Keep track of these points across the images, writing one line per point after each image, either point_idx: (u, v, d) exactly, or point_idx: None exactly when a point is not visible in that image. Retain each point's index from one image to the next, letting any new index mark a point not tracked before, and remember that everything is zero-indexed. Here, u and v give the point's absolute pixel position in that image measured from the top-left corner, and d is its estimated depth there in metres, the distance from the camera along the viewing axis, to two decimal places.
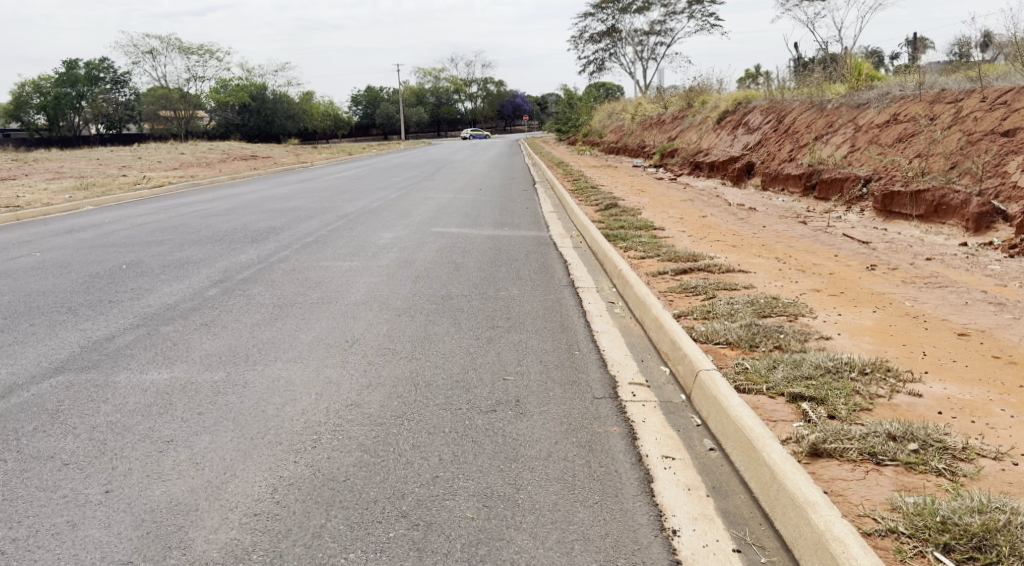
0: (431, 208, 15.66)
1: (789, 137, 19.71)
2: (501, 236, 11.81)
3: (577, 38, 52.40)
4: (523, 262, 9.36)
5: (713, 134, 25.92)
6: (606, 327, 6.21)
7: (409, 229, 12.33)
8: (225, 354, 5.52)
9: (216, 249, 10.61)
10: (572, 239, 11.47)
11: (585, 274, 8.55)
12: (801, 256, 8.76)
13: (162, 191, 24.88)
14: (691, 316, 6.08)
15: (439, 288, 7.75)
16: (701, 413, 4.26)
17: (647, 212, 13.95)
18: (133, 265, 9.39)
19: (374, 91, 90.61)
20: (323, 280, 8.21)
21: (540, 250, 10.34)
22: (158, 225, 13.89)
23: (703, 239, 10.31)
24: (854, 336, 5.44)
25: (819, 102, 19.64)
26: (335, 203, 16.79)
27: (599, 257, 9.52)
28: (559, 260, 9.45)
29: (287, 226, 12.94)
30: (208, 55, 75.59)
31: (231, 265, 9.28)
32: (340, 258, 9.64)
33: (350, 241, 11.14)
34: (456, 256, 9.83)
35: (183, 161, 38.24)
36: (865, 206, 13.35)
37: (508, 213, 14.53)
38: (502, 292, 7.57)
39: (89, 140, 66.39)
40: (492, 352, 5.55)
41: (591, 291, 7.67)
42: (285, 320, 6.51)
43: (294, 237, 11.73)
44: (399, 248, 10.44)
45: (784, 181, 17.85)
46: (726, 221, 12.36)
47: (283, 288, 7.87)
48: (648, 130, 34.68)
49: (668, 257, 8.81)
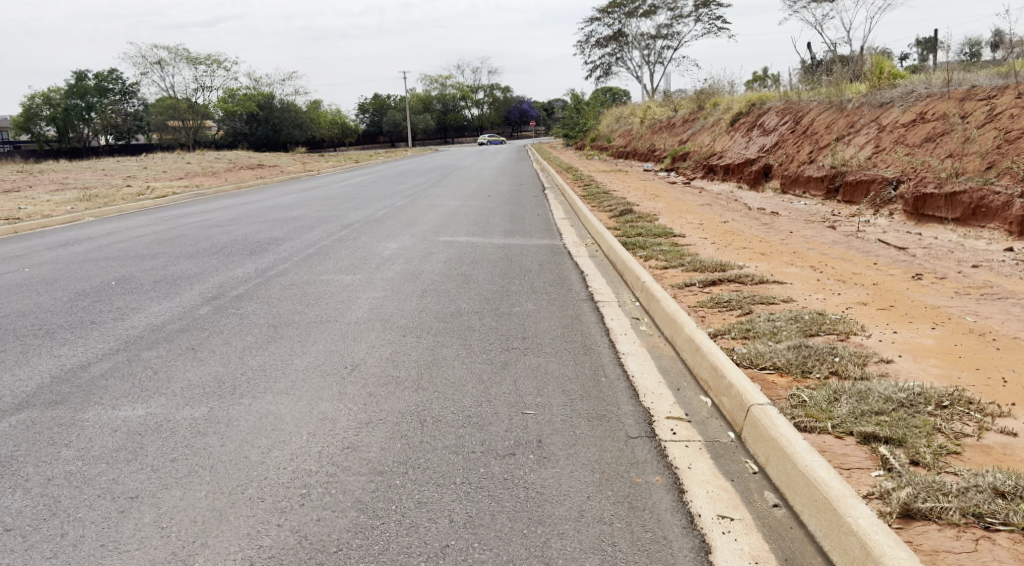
0: (439, 215, 15.06)
1: (808, 139, 19.04)
2: (513, 245, 11.20)
3: (584, 42, 51.90)
4: (537, 274, 8.75)
5: (727, 136, 25.26)
6: (633, 348, 5.61)
7: (416, 239, 11.73)
8: (210, 384, 4.92)
9: (212, 262, 10.02)
10: (588, 247, 10.85)
11: (605, 287, 7.94)
12: (838, 264, 8.12)
13: (165, 201, 24.34)
14: (729, 336, 5.47)
15: (449, 304, 7.15)
16: (756, 457, 3.68)
17: (665, 218, 13.34)
18: (122, 281, 8.80)
19: (381, 99, 90.39)
20: (323, 296, 7.61)
21: (554, 260, 9.75)
22: (155, 237, 13.30)
23: (729, 245, 9.67)
24: (918, 358, 4.83)
25: (839, 102, 18.98)
26: (340, 211, 16.21)
27: (617, 267, 8.91)
28: (575, 271, 8.84)
29: (289, 237, 12.35)
30: (215, 64, 75.36)
31: (227, 280, 8.68)
32: (342, 271, 9.03)
33: (354, 252, 10.55)
34: (465, 268, 9.23)
35: (189, 171, 37.74)
36: (894, 209, 12.70)
37: (519, 220, 13.93)
38: (516, 307, 6.97)
39: (97, 150, 66.16)
40: (506, 378, 4.95)
41: (612, 305, 7.05)
42: (280, 342, 5.91)
43: (295, 248, 11.14)
44: (406, 260, 9.83)
45: (805, 184, 17.21)
46: (750, 226, 11.72)
47: (280, 305, 7.27)
48: (658, 134, 34.01)
49: (694, 267, 8.19)
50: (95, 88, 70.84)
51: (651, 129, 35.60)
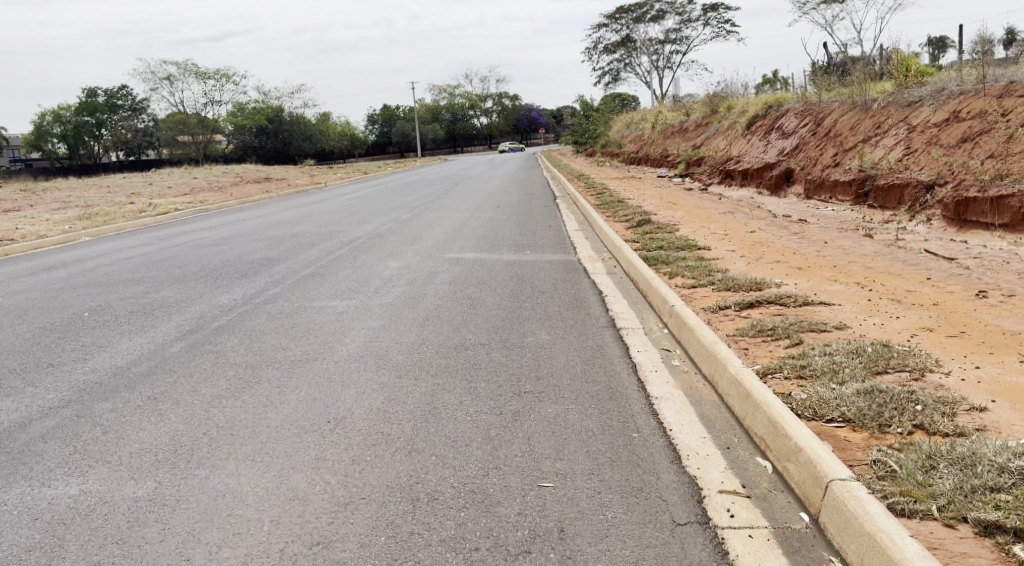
0: (445, 229, 14.26)
1: (832, 141, 18.16)
2: (523, 262, 10.39)
3: (592, 48, 51.25)
4: (551, 296, 7.94)
5: (743, 140, 24.38)
6: (667, 390, 4.77)
7: (419, 256, 10.94)
8: (164, 450, 4.14)
9: (198, 287, 9.23)
10: (605, 263, 10.03)
11: (627, 311, 7.10)
12: (888, 281, 7.28)
13: (166, 218, 23.62)
14: (782, 376, 4.61)
15: (452, 336, 6.33)
16: (844, 552, 2.99)
17: (685, 227, 12.50)
18: (96, 312, 8.02)
19: (390, 111, 90.00)
20: (312, 328, 6.80)
21: (569, 278, 8.94)
22: (145, 258, 12.53)
23: (760, 260, 8.84)
24: (1018, 404, 3.97)
25: (863, 103, 18.12)
26: (342, 227, 15.41)
27: (640, 286, 8.06)
28: (593, 293, 8.00)
29: (284, 256, 11.55)
30: (224, 79, 75.16)
31: (210, 309, 7.87)
32: (337, 296, 8.22)
33: (352, 273, 9.75)
34: (471, 289, 8.43)
35: (194, 186, 37.13)
36: (932, 215, 11.83)
37: (530, 233, 13.10)
38: (530, 338, 6.19)
39: (107, 167, 65.83)
40: (518, 432, 4.16)
41: (637, 335, 6.22)
42: (255, 387, 5.13)
43: (289, 269, 10.34)
44: (408, 281, 9.03)
45: (831, 189, 16.35)
46: (779, 236, 10.88)
47: (262, 340, 6.45)
48: (670, 140, 33.17)
49: (726, 286, 7.34)
50: (105, 106, 70.69)
51: (662, 135, 34.75)
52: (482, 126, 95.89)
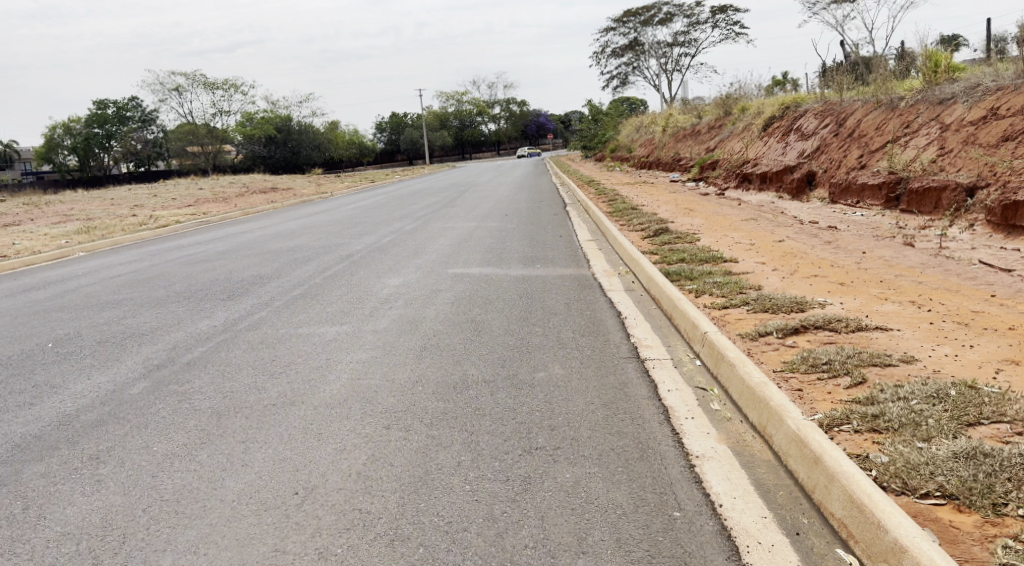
0: (450, 241, 13.46)
1: (857, 142, 17.31)
2: (533, 277, 9.57)
3: (600, 52, 50.59)
4: (564, 318, 7.12)
5: (759, 142, 23.51)
6: (709, 444, 3.98)
7: (422, 272, 10.14)
8: (90, 536, 3.37)
9: (180, 310, 8.42)
10: (622, 277, 9.22)
11: (651, 336, 6.28)
12: (947, 299, 6.47)
13: (164, 231, 22.77)
14: (852, 431, 3.81)
15: (454, 370, 5.52)
16: None
17: (706, 236, 11.72)
18: (61, 342, 7.21)
19: (398, 118, 89.48)
20: (296, 360, 6.00)
21: (585, 296, 8.14)
22: (131, 276, 11.71)
23: (796, 275, 8.04)
24: None
25: (889, 101, 17.32)
26: (342, 239, 14.60)
27: (664, 304, 7.25)
28: (611, 314, 7.17)
29: (277, 273, 10.74)
30: (233, 90, 74.71)
31: (187, 337, 7.06)
32: (329, 320, 7.42)
33: (348, 292, 8.95)
34: (476, 310, 7.61)
35: (199, 197, 36.38)
36: (975, 219, 11.03)
37: (541, 244, 12.31)
38: (544, 372, 5.37)
39: (116, 179, 65.28)
40: (528, 510, 3.36)
41: (665, 367, 5.40)
42: (214, 443, 4.32)
43: (280, 287, 9.52)
44: (408, 302, 8.21)
45: (858, 193, 15.51)
46: (812, 246, 10.05)
47: (238, 376, 5.65)
48: (682, 143, 32.30)
49: (763, 308, 6.53)
50: (115, 118, 70.31)
51: (674, 138, 33.88)
52: (491, 132, 95.31)
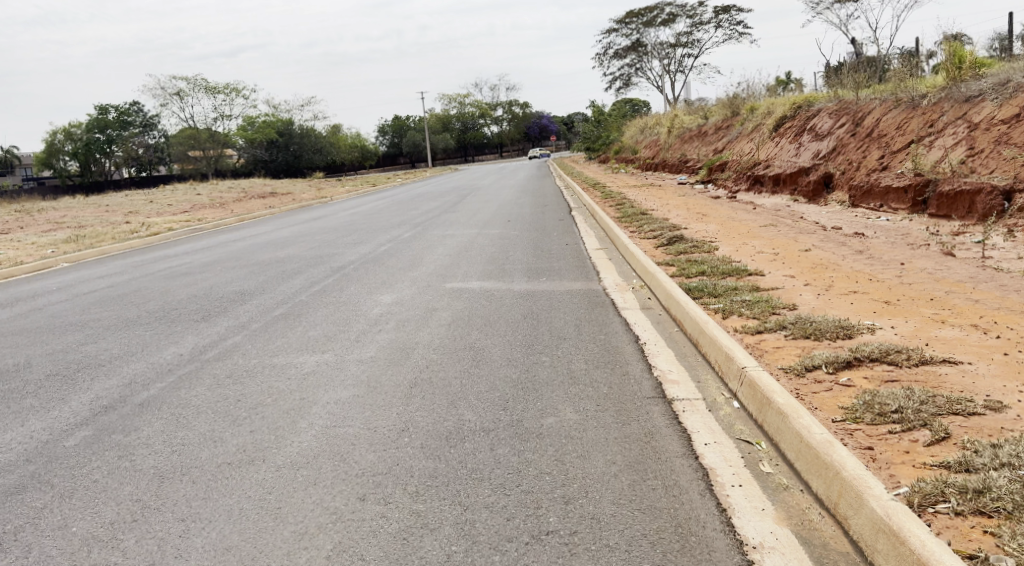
0: (449, 251, 12.64)
1: (877, 142, 16.48)
2: (538, 293, 8.73)
3: (602, 54, 49.81)
4: (574, 345, 6.28)
5: (770, 143, 22.67)
6: (769, 532, 3.23)
7: (417, 287, 9.32)
8: None
9: (148, 333, 7.58)
10: (637, 292, 8.39)
11: (675, 368, 5.47)
12: (1015, 323, 5.66)
13: (154, 239, 21.89)
14: (953, 514, 3.07)
15: (448, 414, 4.68)
16: None
17: (724, 244, 10.91)
18: (7, 374, 6.37)
19: (400, 121, 88.62)
20: (265, 400, 5.17)
21: (596, 316, 7.32)
22: (106, 292, 10.85)
23: (833, 293, 7.24)
24: None
25: (909, 99, 16.55)
26: (335, 249, 13.76)
27: (687, 327, 6.43)
28: (628, 339, 6.35)
29: (261, 288, 9.90)
30: (234, 94, 73.83)
31: (148, 368, 6.23)
32: (310, 347, 6.59)
33: (336, 310, 8.13)
34: (476, 334, 6.77)
35: (195, 203, 35.45)
36: (1014, 224, 10.25)
37: (546, 254, 11.50)
38: (554, 416, 4.55)
39: (116, 185, 64.44)
40: None
41: (696, 409, 4.60)
42: (147, 522, 3.50)
43: (261, 305, 8.70)
44: (401, 323, 7.37)
45: (882, 196, 14.68)
46: (842, 257, 9.24)
47: (194, 422, 4.83)
48: (689, 145, 31.42)
49: (804, 334, 5.71)
50: (116, 123, 69.53)
51: (680, 139, 33.03)
52: (493, 135, 94.51)
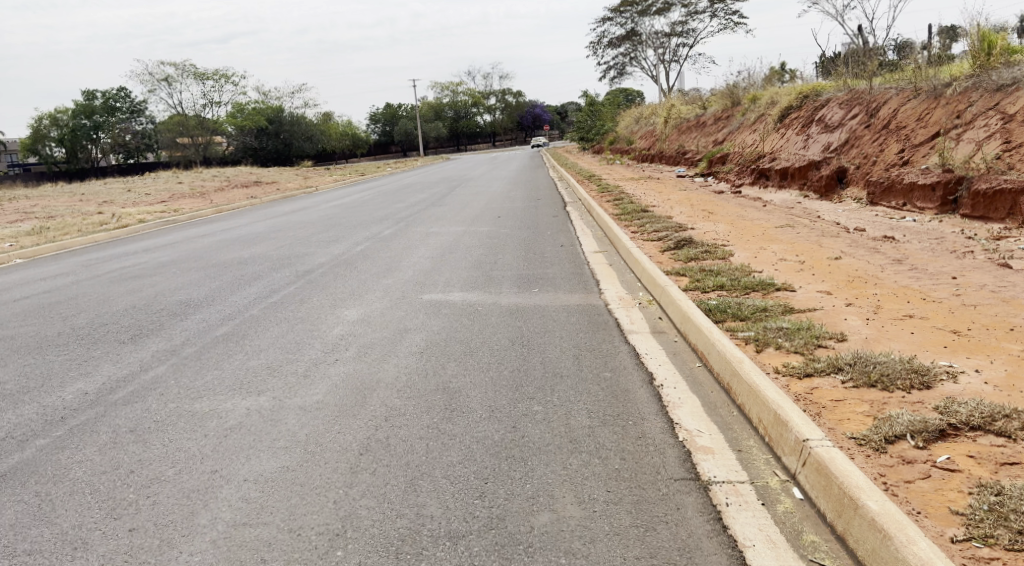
0: (431, 252, 11.37)
1: (895, 133, 15.29)
2: (529, 308, 7.47)
3: (596, 43, 48.48)
4: (574, 385, 5.02)
5: (775, 134, 21.43)
6: None
7: (389, 299, 8.05)
8: None
9: (58, 359, 6.28)
10: (644, 311, 7.13)
11: (707, 426, 4.23)
12: None
13: (121, 232, 20.43)
14: None
15: (402, 508, 3.44)
16: None
17: (738, 249, 9.69)
18: None
19: (392, 110, 87.12)
20: (165, 473, 3.90)
21: (600, 343, 6.05)
22: (37, 300, 9.50)
23: (885, 318, 6.02)
24: None
25: (930, 87, 15.35)
26: (307, 248, 12.44)
27: (713, 363, 5.17)
28: (641, 380, 5.08)
29: (213, 297, 8.60)
30: (223, 79, 72.14)
31: (37, 413, 4.93)
32: (245, 384, 5.30)
33: (288, 330, 6.84)
34: (452, 368, 5.50)
35: (173, 193, 33.86)
36: None
37: (539, 258, 10.25)
38: (547, 507, 3.42)
39: (102, 172, 62.77)
40: None
41: (748, 500, 3.44)
42: None
43: (204, 322, 7.39)
44: (363, 350, 6.10)
45: (905, 193, 13.52)
46: (880, 268, 8.07)
47: (59, 512, 3.57)
48: (687, 135, 30.12)
49: (868, 384, 4.50)
50: (103, 108, 67.85)
51: (677, 130, 31.79)
52: (486, 124, 93.00)
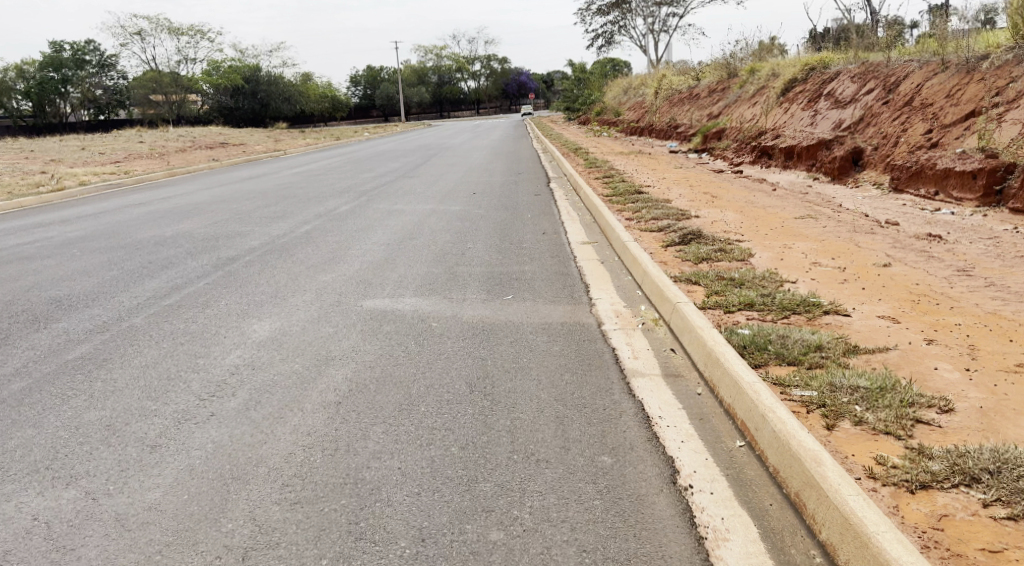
0: (388, 235, 9.56)
1: (921, 111, 13.51)
2: (499, 325, 5.68)
3: (585, 10, 46.22)
4: (560, 481, 3.31)
5: (778, 109, 19.62)
6: None
7: (317, 305, 6.28)
8: None
9: None
10: (652, 335, 5.40)
11: None
12: None
13: (53, 196, 18.22)
14: None
15: None
16: None
17: (758, 247, 7.93)
18: None
19: (374, 73, 84.21)
20: None
21: (596, 395, 4.26)
22: None
23: (995, 371, 4.27)
24: None
25: (961, 59, 13.55)
26: (244, 226, 10.53)
27: (767, 447, 3.44)
28: (667, 476, 3.35)
29: (98, 295, 6.73)
30: (199, 35, 69.02)
31: None
32: (53, 467, 3.47)
33: (163, 354, 5.01)
34: (376, 439, 3.68)
35: (131, 153, 31.41)
36: None
37: (514, 249, 8.48)
38: None
39: (67, 129, 59.52)
40: None
41: None
42: None
43: (61, 335, 5.51)
44: (256, 395, 4.28)
45: (937, 181, 11.83)
46: (944, 282, 6.34)
47: None
48: (679, 107, 28.18)
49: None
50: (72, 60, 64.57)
51: (668, 102, 29.89)
52: (470, 91, 90.38)
